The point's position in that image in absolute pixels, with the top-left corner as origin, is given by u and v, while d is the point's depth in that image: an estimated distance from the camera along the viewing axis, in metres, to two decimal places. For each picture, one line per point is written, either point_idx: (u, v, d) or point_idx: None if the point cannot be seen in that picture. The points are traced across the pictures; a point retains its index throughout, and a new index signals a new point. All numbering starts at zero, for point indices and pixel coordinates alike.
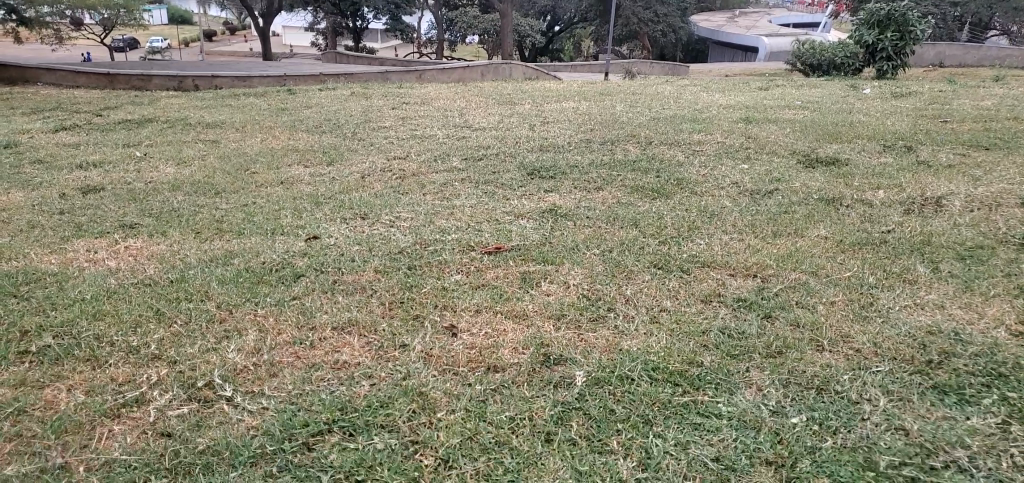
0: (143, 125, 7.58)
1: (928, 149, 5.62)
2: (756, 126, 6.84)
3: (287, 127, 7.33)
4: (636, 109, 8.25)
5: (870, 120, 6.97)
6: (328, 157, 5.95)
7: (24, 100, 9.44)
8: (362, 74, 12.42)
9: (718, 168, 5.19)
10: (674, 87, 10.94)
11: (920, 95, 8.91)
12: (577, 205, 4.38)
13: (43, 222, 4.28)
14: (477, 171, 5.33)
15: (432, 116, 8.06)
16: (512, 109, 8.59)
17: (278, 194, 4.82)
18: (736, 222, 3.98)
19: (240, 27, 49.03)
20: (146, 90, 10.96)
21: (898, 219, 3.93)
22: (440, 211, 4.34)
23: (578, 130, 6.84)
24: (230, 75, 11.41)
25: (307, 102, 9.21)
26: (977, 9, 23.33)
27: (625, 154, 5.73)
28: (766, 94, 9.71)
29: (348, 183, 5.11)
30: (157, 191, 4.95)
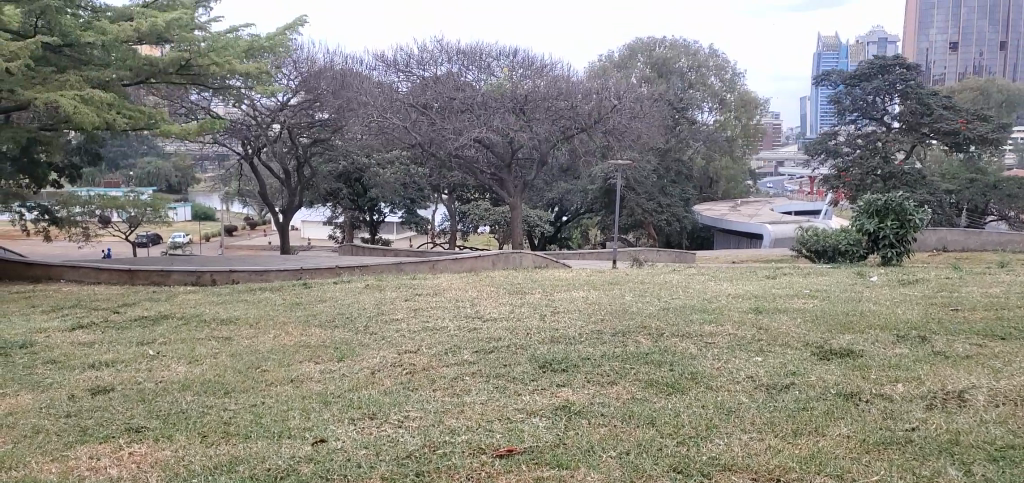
0: (159, 322, 7.69)
1: (942, 339, 5.58)
2: (767, 315, 6.86)
3: (300, 322, 7.41)
4: (645, 298, 8.35)
5: (880, 308, 7.00)
6: (339, 352, 5.96)
7: (46, 297, 9.68)
8: (377, 267, 12.74)
9: (731, 360, 5.14)
10: (682, 276, 11.13)
11: (925, 281, 9.02)
12: (591, 401, 4.30)
13: (48, 427, 4.22)
14: (488, 365, 5.30)
15: (444, 308, 8.16)
16: (523, 299, 8.72)
17: (288, 393, 4.78)
18: (754, 419, 3.88)
19: (261, 222, 51.14)
20: (165, 285, 11.24)
21: (921, 415, 3.82)
22: (450, 410, 4.26)
23: (589, 321, 6.87)
24: (248, 269, 11.73)
25: (321, 296, 9.40)
26: (970, 197, 24.21)
27: (637, 346, 5.72)
28: (773, 281, 9.85)
29: (359, 380, 5.07)
30: (166, 391, 4.92)
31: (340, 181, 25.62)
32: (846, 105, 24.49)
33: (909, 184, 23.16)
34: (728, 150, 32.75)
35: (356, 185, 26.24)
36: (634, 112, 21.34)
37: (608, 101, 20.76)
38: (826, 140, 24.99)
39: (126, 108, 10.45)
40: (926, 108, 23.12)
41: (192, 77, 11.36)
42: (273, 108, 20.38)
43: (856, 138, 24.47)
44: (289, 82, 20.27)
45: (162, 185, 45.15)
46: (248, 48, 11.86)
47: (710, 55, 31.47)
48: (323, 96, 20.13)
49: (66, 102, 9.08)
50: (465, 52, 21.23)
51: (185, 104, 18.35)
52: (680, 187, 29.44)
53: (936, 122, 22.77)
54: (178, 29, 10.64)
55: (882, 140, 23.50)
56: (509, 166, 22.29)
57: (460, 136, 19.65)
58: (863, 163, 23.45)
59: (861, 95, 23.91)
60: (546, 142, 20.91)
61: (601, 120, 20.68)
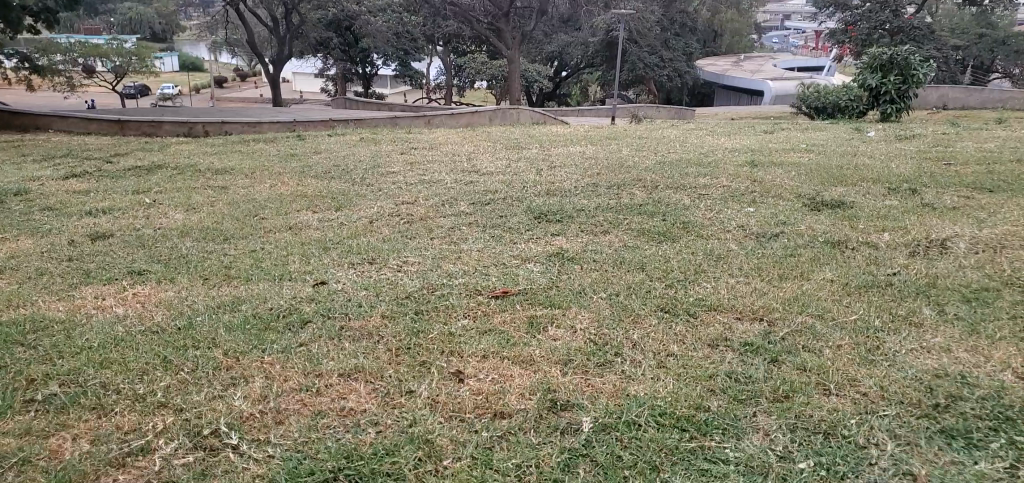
0: (153, 172, 7.68)
1: (932, 191, 5.63)
2: (762, 169, 6.87)
3: (296, 173, 7.41)
4: (641, 152, 8.33)
5: (874, 163, 7.00)
6: (336, 202, 6.01)
7: (37, 147, 9.60)
8: (371, 119, 12.59)
9: (724, 211, 5.22)
10: (679, 131, 11.05)
11: (923, 137, 8.96)
12: (584, 249, 4.40)
13: (51, 269, 4.32)
14: (484, 215, 5.37)
15: (440, 161, 8.14)
16: (519, 153, 8.68)
17: (287, 240, 4.87)
18: (742, 265, 4.00)
19: (251, 74, 49.88)
20: (158, 136, 11.13)
21: (904, 261, 3.93)
22: (447, 255, 4.37)
23: (584, 174, 6.89)
24: (240, 122, 11.57)
25: (316, 148, 9.34)
26: (978, 53, 23.61)
27: (631, 198, 5.77)
28: (771, 137, 9.78)
29: (356, 228, 5.15)
30: (166, 237, 5.01)
31: (330, 31, 24.76)
32: None
33: (917, 39, 22.45)
34: (733, 1, 31.52)
35: (347, 34, 25.42)
36: None
37: None
38: None
39: None
40: None
41: None
42: None
43: None
44: None
45: (145, 34, 43.58)
46: None
47: None
48: None
49: None
50: None
51: None
52: (682, 40, 28.59)
53: None
54: None
55: None
56: (506, 16, 21.48)
57: None
58: (873, 17, 22.56)
59: None
60: None
61: None
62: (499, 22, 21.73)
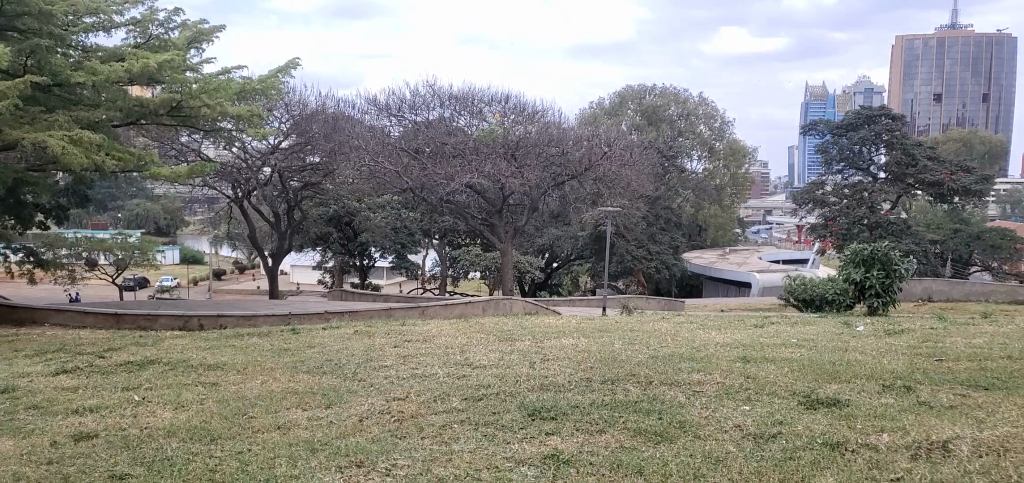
0: (144, 367, 7.64)
1: (927, 389, 5.63)
2: (754, 365, 6.88)
3: (287, 368, 7.37)
4: (634, 346, 8.37)
5: (866, 358, 7.03)
6: (327, 399, 5.95)
7: (29, 341, 9.56)
8: (366, 312, 12.70)
9: (720, 409, 5.18)
10: (670, 324, 11.16)
11: (912, 332, 9.05)
12: (579, 450, 4.30)
13: (29, 474, 4.18)
14: (477, 413, 5.29)
15: (432, 355, 8.13)
16: (512, 346, 8.73)
17: (275, 440, 4.75)
18: (741, 469, 3.91)
19: (250, 267, 50.81)
20: (152, 329, 11.16)
21: (906, 465, 3.85)
22: (438, 457, 4.26)
23: (577, 369, 6.87)
24: (235, 314, 11.66)
25: (309, 341, 9.37)
26: (956, 247, 24.75)
27: (626, 394, 5.72)
28: (761, 330, 9.88)
29: (346, 427, 5.04)
30: (151, 438, 4.89)
31: (330, 225, 25.57)
32: (834, 154, 25.09)
33: (894, 233, 23.49)
34: (716, 199, 33.06)
35: (347, 229, 26.16)
36: (623, 159, 21.66)
37: (599, 149, 20.94)
38: (814, 189, 25.16)
39: (115, 150, 10.55)
40: (911, 158, 23.47)
41: (184, 119, 11.52)
42: (264, 151, 20.47)
43: (843, 188, 24.59)
44: (281, 124, 20.41)
45: (151, 228, 45.12)
46: (240, 90, 12.05)
47: (700, 103, 32.05)
48: (314, 140, 20.29)
49: (56, 143, 9.15)
50: (459, 97, 21.71)
51: (177, 146, 18.40)
52: (669, 234, 29.69)
53: (921, 172, 23.09)
54: (169, 71, 10.82)
55: (869, 191, 23.69)
56: (499, 211, 22.37)
57: (451, 181, 19.79)
58: (849, 213, 23.57)
59: (849, 145, 24.32)
60: (537, 189, 21.13)
61: (593, 166, 20.75)
62: (492, 217, 22.60)
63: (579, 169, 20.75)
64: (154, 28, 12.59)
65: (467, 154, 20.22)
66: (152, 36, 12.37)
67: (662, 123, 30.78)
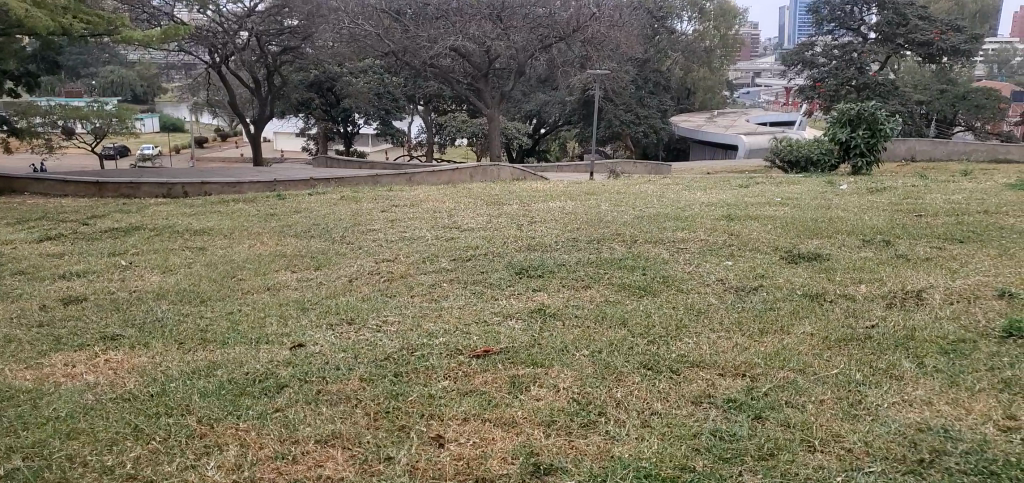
0: (130, 233, 7.60)
1: (906, 243, 5.73)
2: (738, 222, 6.95)
3: (275, 233, 7.37)
4: (621, 207, 8.40)
5: (848, 215, 7.12)
6: (315, 261, 5.98)
7: (10, 210, 9.44)
8: (352, 178, 12.58)
9: (703, 265, 5.25)
10: (657, 186, 11.19)
11: (894, 190, 9.15)
12: (566, 305, 4.39)
13: (21, 336, 4.23)
14: (464, 273, 5.35)
15: (420, 218, 8.12)
16: (500, 209, 8.73)
17: (264, 301, 4.81)
18: (723, 319, 4.00)
19: (231, 134, 49.89)
20: (135, 197, 11.04)
21: (881, 313, 3.96)
22: (428, 314, 4.33)
23: (564, 229, 6.92)
24: (220, 181, 11.51)
25: (296, 207, 9.32)
26: (940, 108, 24.42)
27: (612, 252, 5.79)
28: (746, 190, 9.92)
29: (335, 287, 5.11)
30: (141, 300, 4.94)
31: (311, 92, 24.98)
32: (824, 15, 24.32)
33: (882, 94, 23.07)
34: (705, 59, 32.25)
35: (328, 95, 25.56)
36: (612, 19, 20.83)
37: (587, 9, 20.11)
38: (803, 50, 24.71)
39: (83, 13, 10.21)
40: (903, 18, 22.79)
41: None
42: (238, 14, 19.40)
43: (833, 48, 24.10)
44: None
45: (126, 95, 43.85)
46: None
47: None
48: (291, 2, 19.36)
49: (16, 6, 8.61)
50: None
51: (146, 8, 17.49)
52: (657, 97, 29.20)
53: (912, 32, 22.51)
54: None
55: (858, 52, 23.24)
56: (485, 75, 21.80)
57: (435, 44, 19.19)
58: (839, 74, 23.13)
59: (840, 4, 23.58)
60: (524, 52, 20.48)
61: (581, 28, 19.99)
62: (478, 81, 22.05)
63: (567, 29, 20.04)
64: None
65: (451, 15, 19.57)
66: None
67: None
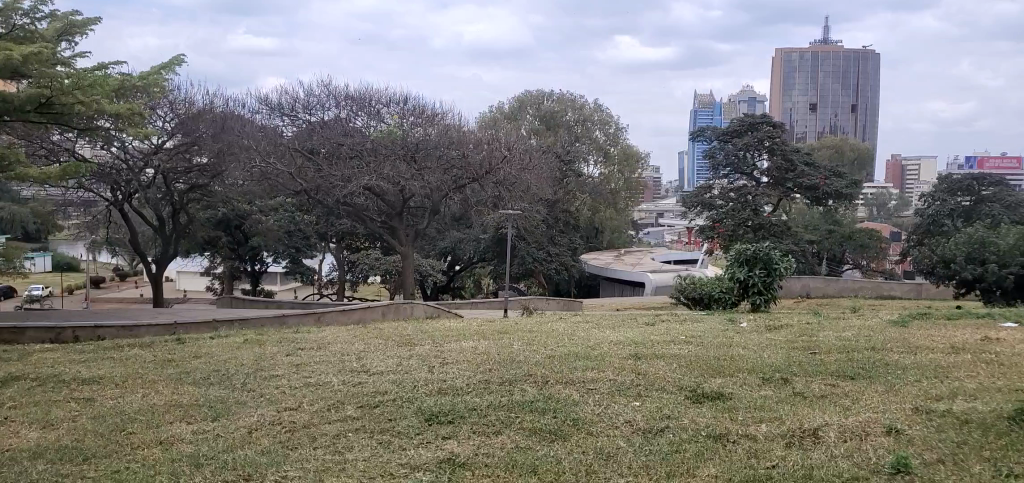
0: (10, 384, 7.07)
1: (802, 380, 5.99)
2: (645, 361, 7.13)
3: (172, 381, 7.01)
4: (532, 347, 8.48)
5: (748, 352, 7.44)
6: (214, 411, 5.70)
7: None
8: (257, 319, 12.26)
9: (611, 406, 5.31)
10: (567, 324, 11.39)
11: (790, 327, 9.62)
12: (475, 453, 4.31)
13: None
14: (372, 421, 5.22)
15: (328, 362, 7.91)
16: (411, 351, 8.64)
17: (156, 457, 4.52)
18: (631, 463, 4.03)
19: (132, 274, 48.08)
20: (20, 343, 10.36)
21: (782, 453, 4.09)
22: (330, 468, 4.16)
23: (477, 371, 6.90)
24: (115, 325, 10.97)
25: (196, 352, 8.95)
26: (830, 246, 26.67)
27: (522, 395, 5.78)
28: (652, 328, 10.22)
29: (234, 439, 4.86)
30: (14, 461, 4.54)
31: (220, 230, 24.62)
32: (719, 159, 25.98)
33: (776, 234, 24.74)
34: (611, 201, 33.79)
35: (237, 234, 25.23)
36: (523, 163, 21.96)
37: (499, 152, 21.22)
38: (703, 193, 26.36)
39: None
40: (790, 164, 25.11)
41: (54, 116, 10.80)
42: (147, 151, 19.21)
43: (729, 191, 25.72)
44: (165, 123, 19.10)
45: (17, 233, 41.80)
46: (119, 88, 11.49)
47: (595, 109, 32.95)
48: (202, 141, 19.12)
49: None
50: (355, 97, 21.48)
51: (49, 146, 17.15)
52: (566, 237, 30.27)
53: (798, 177, 24.71)
54: (38, 64, 10.15)
55: (753, 193, 24.85)
56: (399, 214, 22.19)
57: (349, 183, 19.55)
58: (735, 214, 24.57)
59: (733, 150, 25.47)
60: (437, 191, 21.00)
61: (493, 170, 20.91)
62: (392, 220, 22.37)
63: (480, 171, 20.80)
64: (18, 18, 11.88)
65: (365, 155, 20.25)
66: (15, 26, 11.59)
67: (559, 128, 31.87)
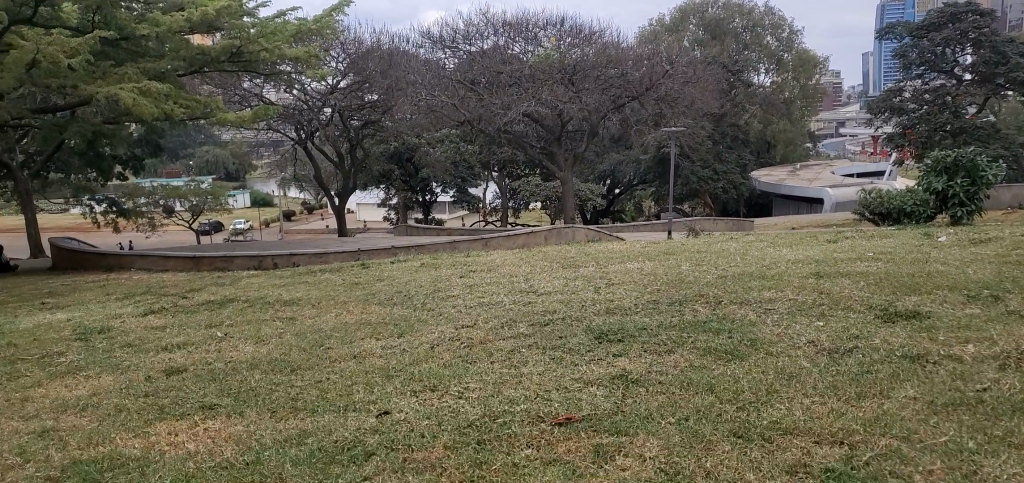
0: (225, 305, 7.97)
1: (1017, 299, 5.38)
2: (828, 280, 6.72)
3: (360, 302, 7.55)
4: (702, 267, 8.25)
5: (949, 269, 6.78)
6: (398, 329, 6.09)
7: (119, 286, 10.06)
8: (431, 245, 12.86)
9: (792, 326, 5.07)
10: (739, 243, 10.94)
11: (999, 241, 8.65)
12: (648, 371, 4.29)
13: (128, 405, 4.48)
14: (544, 338, 5.34)
15: (498, 283, 8.19)
16: (576, 272, 8.72)
17: (352, 369, 4.91)
18: (816, 383, 3.84)
19: (319, 207, 52.07)
20: (230, 270, 11.60)
21: (994, 376, 3.71)
22: (508, 380, 4.33)
23: (645, 291, 6.83)
24: (307, 253, 11.94)
25: (379, 275, 9.56)
26: None
27: (695, 315, 5.67)
28: (834, 245, 9.62)
29: (418, 354, 5.18)
30: (235, 370, 5.12)
31: (393, 163, 25.88)
32: (913, 58, 23.39)
33: (981, 138, 22.06)
34: (784, 113, 31.71)
35: (408, 165, 26.42)
36: (686, 77, 21.16)
37: (660, 67, 20.56)
38: (890, 97, 23.94)
39: (182, 98, 10.90)
40: (1001, 56, 21.81)
41: (245, 65, 11.82)
42: (324, 91, 20.21)
43: (924, 93, 23.33)
44: (338, 63, 20.24)
45: (222, 174, 46.44)
46: (296, 32, 12.25)
47: (767, 13, 30.64)
48: (371, 77, 20.02)
49: (126, 95, 9.56)
50: (512, 24, 21.49)
51: (240, 91, 18.66)
52: (735, 152, 28.89)
53: (1013, 70, 21.39)
54: (228, 17, 11.08)
55: (952, 95, 22.47)
56: (558, 138, 22.23)
57: (508, 110, 19.74)
58: (931, 119, 22.34)
59: (929, 46, 22.78)
60: (597, 113, 20.70)
61: (654, 86, 20.31)
62: (552, 145, 22.47)
63: (640, 88, 20.26)
64: None
65: (524, 82, 20.16)
66: None
67: (725, 37, 29.83)
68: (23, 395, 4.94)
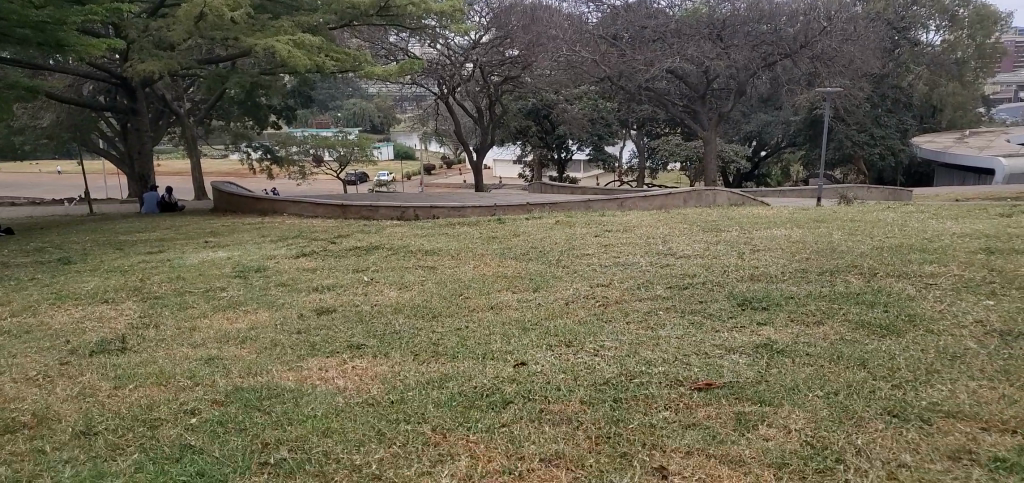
0: (370, 252, 8.35)
1: None
2: (1002, 256, 6.13)
3: (496, 255, 7.67)
4: (855, 237, 7.74)
5: None
6: (534, 284, 6.15)
7: (275, 229, 10.77)
8: (566, 202, 12.84)
9: (958, 303, 4.69)
10: (898, 214, 10.16)
11: None
12: (795, 340, 4.12)
13: (283, 340, 4.82)
14: (683, 301, 5.23)
15: (634, 244, 8.07)
16: (716, 236, 8.42)
17: (490, 319, 5.04)
18: (984, 366, 3.54)
19: (456, 162, 53.33)
20: (374, 220, 12.12)
21: None
22: (645, 341, 4.28)
23: (792, 259, 6.52)
24: (446, 206, 12.22)
25: (514, 231, 9.66)
26: None
27: (847, 286, 5.35)
28: (1011, 220, 8.74)
29: (552, 309, 5.24)
30: (381, 313, 5.38)
31: (530, 119, 25.97)
32: None
33: None
34: (956, 73, 28.94)
35: (546, 122, 26.41)
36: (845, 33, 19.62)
37: (817, 23, 19.02)
38: None
39: (332, 51, 11.39)
40: None
41: (392, 18, 12.18)
42: (466, 46, 20.48)
43: None
44: (481, 19, 20.47)
45: (367, 126, 48.43)
46: None
47: None
48: (513, 32, 20.10)
49: (282, 48, 10.13)
50: None
51: (387, 45, 19.25)
52: (896, 116, 26.78)
53: None
54: None
55: None
56: (702, 97, 21.47)
57: (651, 67, 19.31)
58: None
59: None
60: (745, 71, 19.73)
61: (810, 44, 19.04)
62: (695, 103, 21.79)
63: (794, 45, 19.10)
64: None
65: (668, 37, 19.58)
66: None
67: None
68: (192, 324, 5.42)
